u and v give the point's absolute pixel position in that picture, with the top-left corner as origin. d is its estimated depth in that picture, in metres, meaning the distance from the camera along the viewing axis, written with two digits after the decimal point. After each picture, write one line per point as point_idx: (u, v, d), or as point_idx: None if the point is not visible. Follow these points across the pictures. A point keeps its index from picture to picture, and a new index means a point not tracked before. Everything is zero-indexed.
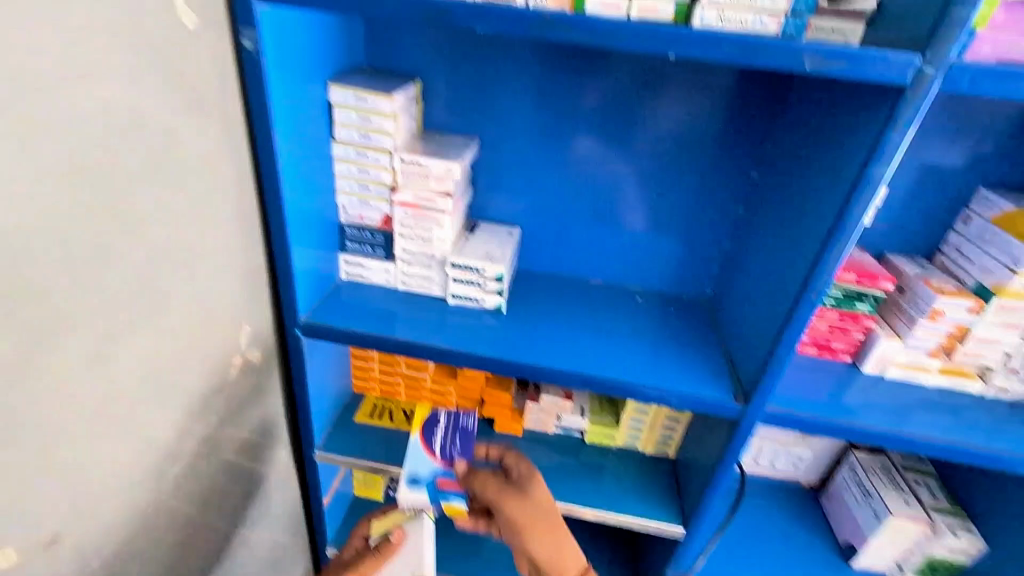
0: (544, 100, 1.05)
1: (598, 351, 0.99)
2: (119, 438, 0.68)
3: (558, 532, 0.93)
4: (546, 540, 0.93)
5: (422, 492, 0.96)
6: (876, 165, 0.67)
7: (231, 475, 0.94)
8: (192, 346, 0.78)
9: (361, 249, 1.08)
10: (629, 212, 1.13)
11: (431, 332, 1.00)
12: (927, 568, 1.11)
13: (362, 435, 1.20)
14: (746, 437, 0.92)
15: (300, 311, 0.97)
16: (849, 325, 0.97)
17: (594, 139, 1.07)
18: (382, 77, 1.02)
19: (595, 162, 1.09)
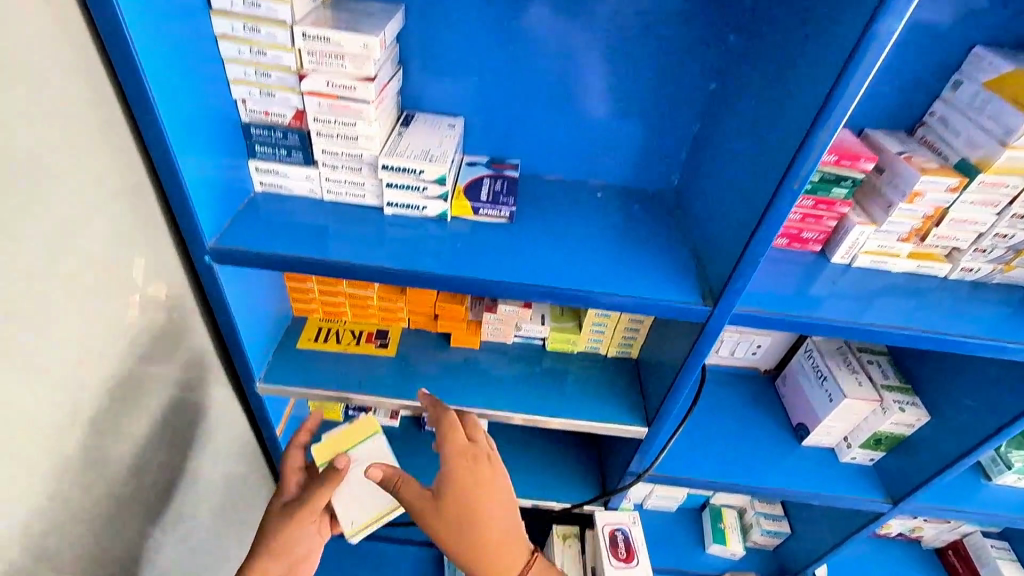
0: None
1: (558, 256, 0.90)
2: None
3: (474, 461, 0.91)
4: (489, 514, 0.89)
5: (477, 167, 1.02)
6: (884, 20, 0.55)
7: (154, 422, 0.84)
8: (60, 290, 0.63)
9: (274, 153, 0.91)
10: (587, 94, 0.98)
11: (368, 248, 0.88)
12: (873, 441, 1.16)
13: (308, 360, 1.11)
14: (713, 339, 0.87)
15: (205, 234, 0.82)
16: (822, 212, 0.90)
17: (544, 3, 0.89)
18: None
19: (546, 32, 0.92)
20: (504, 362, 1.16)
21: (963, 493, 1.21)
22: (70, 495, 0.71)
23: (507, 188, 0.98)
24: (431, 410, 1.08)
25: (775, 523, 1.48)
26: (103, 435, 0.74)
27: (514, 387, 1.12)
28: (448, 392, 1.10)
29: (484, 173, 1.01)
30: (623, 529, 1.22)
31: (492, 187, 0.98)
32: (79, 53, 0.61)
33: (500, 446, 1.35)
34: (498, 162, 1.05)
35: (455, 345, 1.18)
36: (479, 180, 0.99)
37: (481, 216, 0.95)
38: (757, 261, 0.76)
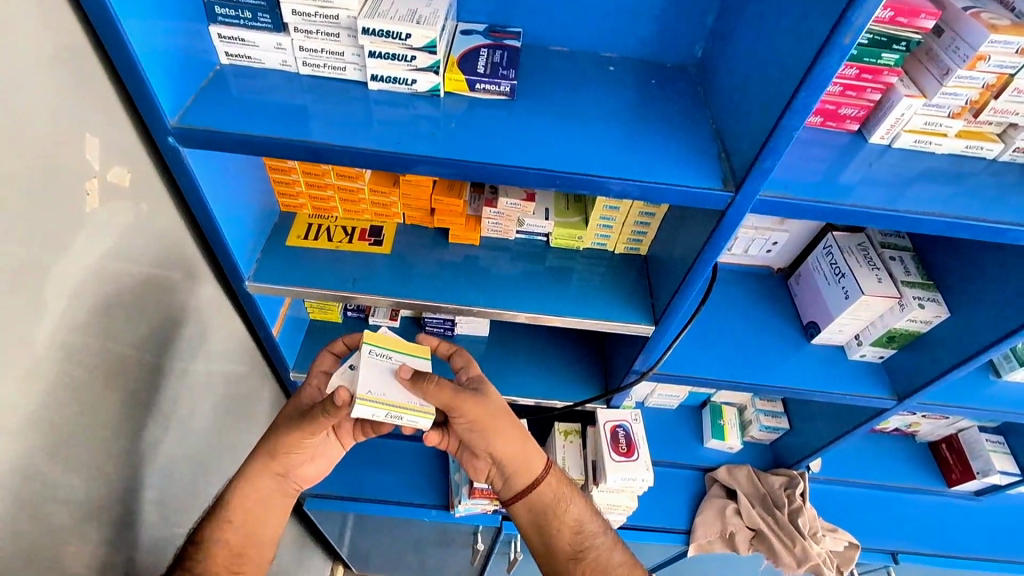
0: None
1: (563, 138, 0.81)
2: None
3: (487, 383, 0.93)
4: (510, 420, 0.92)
5: (473, 36, 0.90)
6: None
7: (133, 323, 0.81)
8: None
9: (237, 17, 0.79)
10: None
11: (351, 130, 0.79)
12: (885, 339, 1.13)
13: (300, 258, 1.06)
14: (731, 230, 0.80)
15: (165, 111, 0.72)
16: (865, 84, 0.79)
17: None
18: None
19: None
20: (506, 260, 1.11)
21: (969, 390, 1.19)
22: (51, 393, 0.68)
23: (507, 60, 0.87)
24: (431, 309, 1.04)
25: (774, 420, 1.50)
26: (77, 335, 0.71)
27: (517, 285, 1.08)
28: (448, 291, 1.06)
29: (481, 43, 0.89)
30: (625, 425, 1.23)
31: (490, 59, 0.86)
32: None
33: (502, 346, 1.33)
34: (496, 30, 0.92)
35: (455, 243, 1.12)
36: (478, 52, 0.87)
37: (477, 92, 0.84)
38: (791, 138, 0.67)
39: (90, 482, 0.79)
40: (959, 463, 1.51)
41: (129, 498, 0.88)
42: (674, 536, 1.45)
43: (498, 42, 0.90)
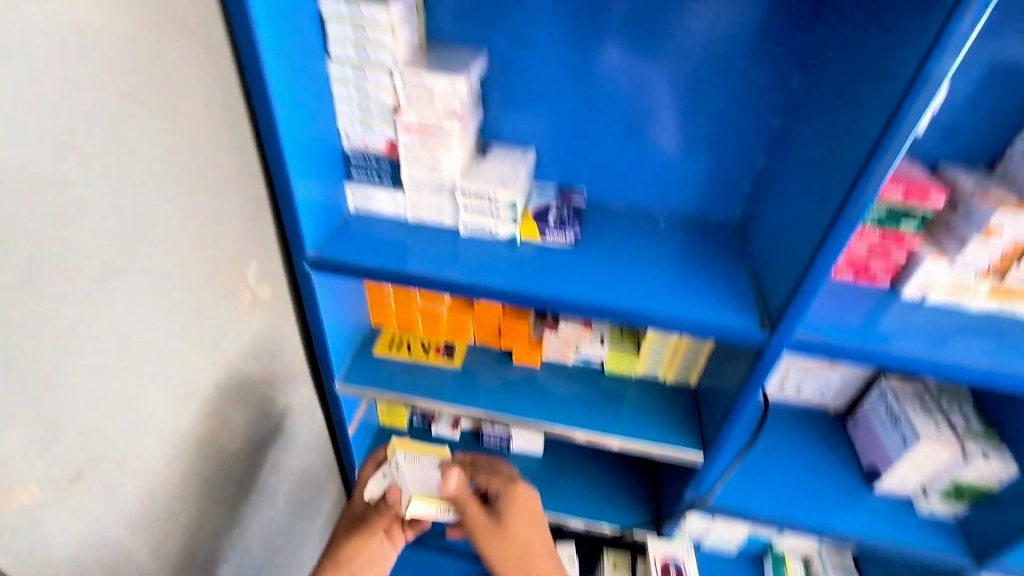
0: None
1: (619, 279, 0.95)
2: (110, 380, 0.66)
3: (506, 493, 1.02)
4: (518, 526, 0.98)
5: (547, 193, 1.09)
6: (937, 61, 0.56)
7: (247, 410, 0.95)
8: (187, 285, 0.75)
9: (369, 179, 1.02)
10: (658, 131, 1.03)
11: (442, 264, 0.97)
12: (953, 492, 1.10)
13: (383, 367, 1.21)
14: (771, 366, 0.87)
15: (307, 244, 0.93)
16: (890, 246, 0.89)
17: (612, 44, 0.95)
18: None
19: (615, 72, 0.98)
20: (563, 380, 1.21)
21: None
22: (178, 463, 0.81)
23: (574, 214, 1.05)
24: (492, 419, 1.15)
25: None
26: (205, 416, 0.85)
27: (571, 405, 1.16)
28: (508, 404, 1.16)
29: (553, 199, 1.08)
30: (677, 560, 1.21)
31: (560, 213, 1.04)
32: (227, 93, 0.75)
33: (555, 466, 1.38)
34: (569, 190, 1.11)
35: (517, 363, 1.24)
36: (550, 208, 1.05)
37: (547, 240, 1.02)
38: (817, 290, 0.75)
39: (184, 551, 0.88)
40: None
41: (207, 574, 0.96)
42: None
43: (568, 199, 1.09)
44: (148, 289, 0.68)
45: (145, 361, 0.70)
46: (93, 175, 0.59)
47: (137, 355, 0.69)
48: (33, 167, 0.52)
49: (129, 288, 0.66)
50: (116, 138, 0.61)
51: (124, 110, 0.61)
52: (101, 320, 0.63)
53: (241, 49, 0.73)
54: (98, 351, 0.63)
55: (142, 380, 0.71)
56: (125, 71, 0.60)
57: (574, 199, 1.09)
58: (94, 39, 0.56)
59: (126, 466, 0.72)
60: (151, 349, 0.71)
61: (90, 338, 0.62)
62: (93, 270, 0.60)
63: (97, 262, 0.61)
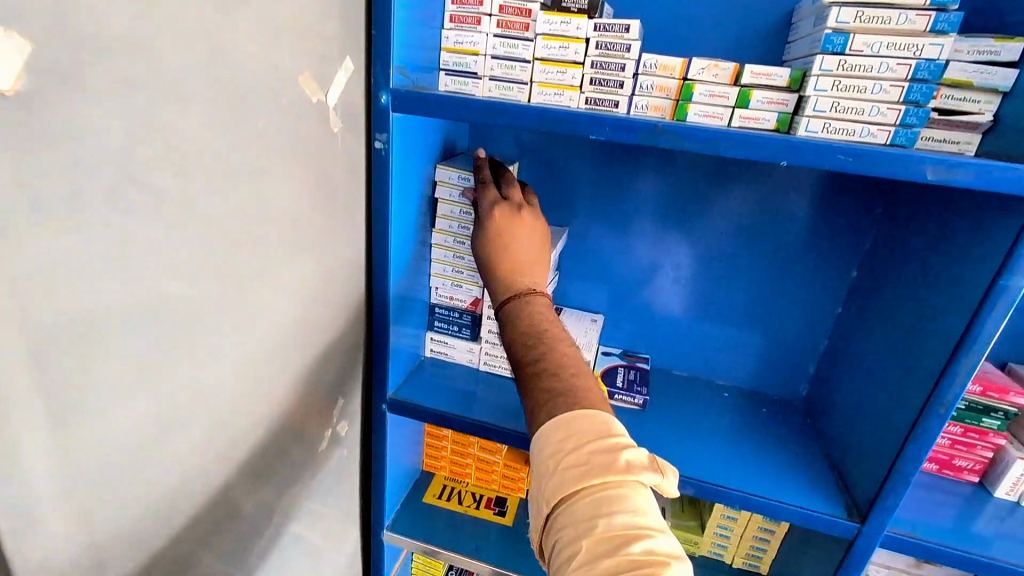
0: (635, 188, 1.06)
1: (690, 450, 0.94)
2: (203, 509, 0.66)
3: (514, 224, 0.82)
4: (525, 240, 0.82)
5: (613, 356, 1.13)
6: (1011, 277, 0.61)
7: (302, 552, 0.92)
8: (285, 417, 0.78)
9: (449, 329, 1.09)
10: (678, 293, 1.11)
11: (513, 417, 0.99)
12: None
13: (431, 517, 1.17)
14: (860, 564, 0.81)
15: (389, 386, 0.98)
16: (974, 441, 0.87)
17: (675, 229, 1.07)
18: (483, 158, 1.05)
19: (678, 250, 1.08)
20: None
21: None
22: None
23: (641, 377, 1.07)
24: None
25: None
26: (267, 556, 0.82)
27: None
28: None
29: (618, 362, 1.11)
30: None
31: (626, 377, 1.07)
32: (355, 251, 0.85)
33: None
34: (632, 354, 1.15)
35: None
36: (618, 370, 1.08)
37: (615, 399, 1.03)
38: (907, 482, 0.73)
39: None
40: None
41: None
42: None
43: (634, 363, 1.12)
44: (257, 421, 0.72)
45: (233, 490, 0.71)
46: (250, 318, 0.66)
47: (231, 485, 0.70)
48: (213, 307, 0.60)
49: (244, 420, 0.70)
50: (272, 285, 0.69)
51: (285, 262, 0.70)
52: (215, 450, 0.66)
53: (376, 222, 0.85)
54: (204, 481, 0.65)
55: (227, 513, 0.71)
56: (294, 231, 0.71)
57: (640, 363, 1.12)
58: (282, 207, 0.67)
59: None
60: (240, 480, 0.72)
61: (203, 468, 0.64)
62: (224, 402, 0.65)
63: (230, 396, 0.66)
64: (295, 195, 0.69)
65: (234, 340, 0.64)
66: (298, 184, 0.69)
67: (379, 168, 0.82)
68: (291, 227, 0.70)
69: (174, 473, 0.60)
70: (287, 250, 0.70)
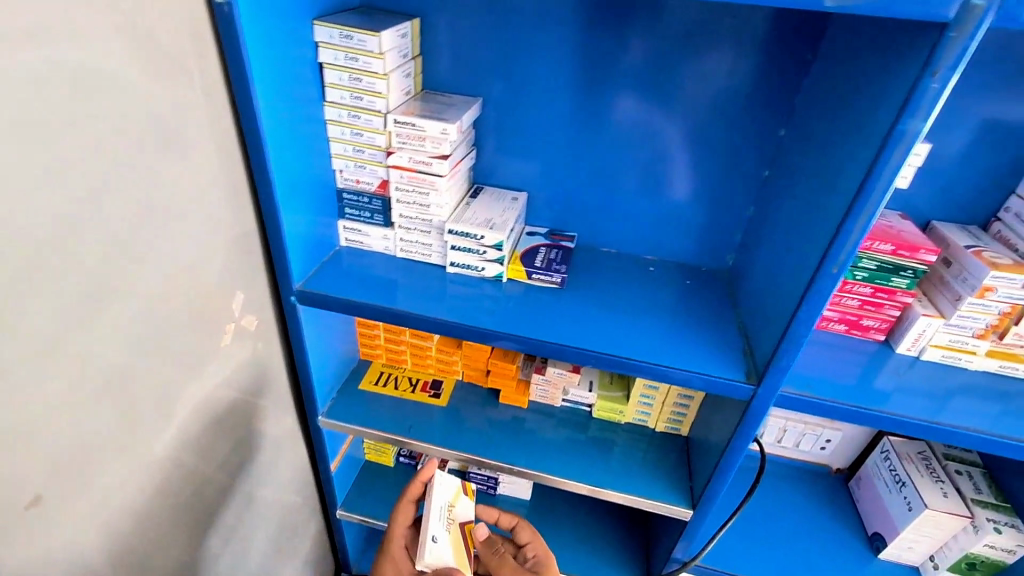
0: (589, 49, 0.94)
1: (605, 325, 0.93)
2: (82, 405, 0.64)
3: None
4: None
5: (537, 237, 1.09)
6: (909, 120, 0.55)
7: (229, 444, 0.93)
8: (169, 311, 0.74)
9: (360, 215, 1.03)
10: (668, 180, 1.03)
11: (429, 302, 0.97)
12: (965, 566, 1.01)
13: (367, 401, 1.20)
14: (757, 422, 0.84)
15: (294, 277, 0.94)
16: (882, 300, 0.87)
17: (629, 97, 0.97)
18: (376, 16, 0.92)
19: (639, 124, 0.98)
20: (549, 424, 1.18)
21: None
22: (152, 494, 0.79)
23: (563, 256, 1.04)
24: (475, 462, 1.12)
25: None
26: (184, 447, 0.83)
27: (556, 450, 1.13)
28: (495, 449, 1.13)
29: (541, 242, 1.08)
30: None
31: (547, 257, 1.03)
32: (222, 128, 0.76)
33: (545, 515, 1.32)
34: (558, 234, 1.11)
35: (504, 403, 1.22)
36: (540, 251, 1.05)
37: (533, 280, 1.01)
38: (800, 344, 0.73)
39: None
40: None
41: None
42: None
43: (557, 242, 1.08)
44: (130, 314, 0.67)
45: (121, 385, 0.69)
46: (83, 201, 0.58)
47: (113, 380, 0.67)
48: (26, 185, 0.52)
49: (112, 318, 0.65)
50: (108, 163, 0.60)
51: (123, 137, 0.62)
52: (79, 351, 0.62)
53: (238, 95, 0.75)
54: (73, 384, 0.62)
55: (119, 410, 0.69)
56: (126, 99, 0.61)
57: (563, 243, 1.08)
58: (100, 68, 0.57)
59: (96, 504, 0.69)
60: (126, 375, 0.69)
61: (67, 370, 0.61)
62: (76, 301, 0.60)
63: (84, 297, 0.61)
64: (114, 59, 0.59)
65: (70, 236, 0.58)
66: (116, 43, 0.58)
67: (225, 27, 0.70)
68: (118, 95, 0.60)
69: (31, 372, 0.57)
70: (119, 121, 0.61)
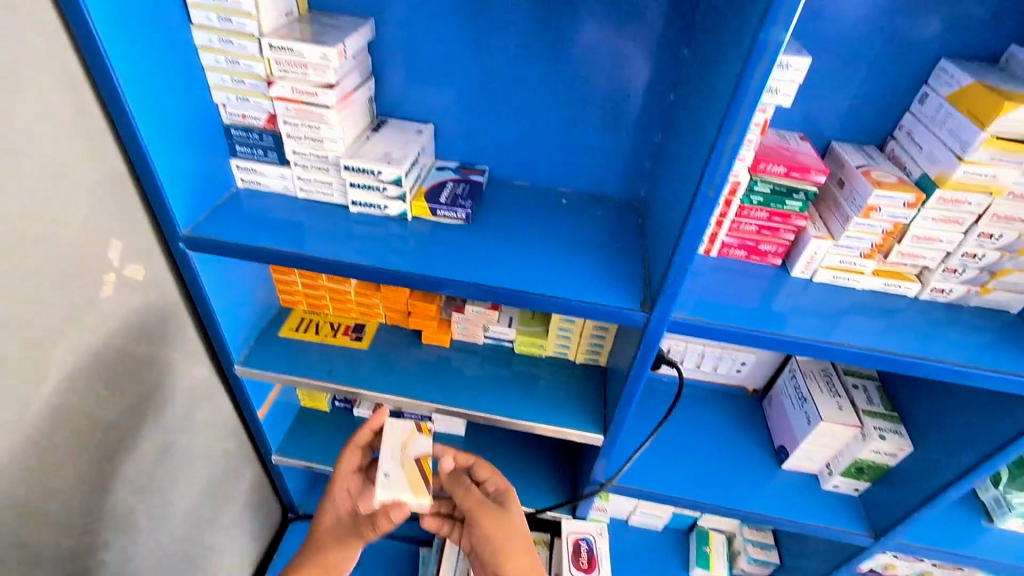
0: None
1: (509, 260, 0.92)
2: None
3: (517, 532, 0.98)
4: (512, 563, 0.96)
5: (447, 172, 1.06)
6: (772, 29, 0.53)
7: (130, 399, 0.91)
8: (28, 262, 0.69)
9: (253, 153, 0.97)
10: (578, 106, 0.99)
11: (329, 244, 0.93)
12: (854, 470, 1.10)
13: (286, 348, 1.18)
14: (654, 348, 0.86)
15: (179, 221, 0.89)
16: (778, 225, 0.88)
17: (588, 20, 0.90)
18: None
19: (598, 55, 0.93)
20: (472, 361, 1.19)
21: (961, 535, 1.12)
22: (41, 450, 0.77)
23: (472, 191, 1.01)
24: (398, 402, 1.12)
25: (763, 552, 1.42)
26: (74, 402, 0.80)
27: (478, 385, 1.15)
28: (418, 388, 1.14)
29: (449, 178, 1.04)
30: (588, 539, 1.20)
31: (454, 192, 1.00)
32: (62, 56, 0.68)
33: (478, 448, 1.36)
34: (468, 168, 1.07)
35: (428, 343, 1.22)
36: (447, 187, 1.02)
37: (439, 217, 0.98)
38: (687, 270, 0.74)
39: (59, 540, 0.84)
40: None
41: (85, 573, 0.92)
42: None
43: (466, 177, 1.05)
44: None
45: None
46: None
47: None
48: None
49: None
50: None
51: None
52: None
53: (70, 17, 0.67)
54: None
55: None
56: None
57: (472, 178, 1.05)
58: None
59: None
60: None
61: None
62: None
63: None
64: None
65: None
66: None
67: None
68: None
69: None
70: None
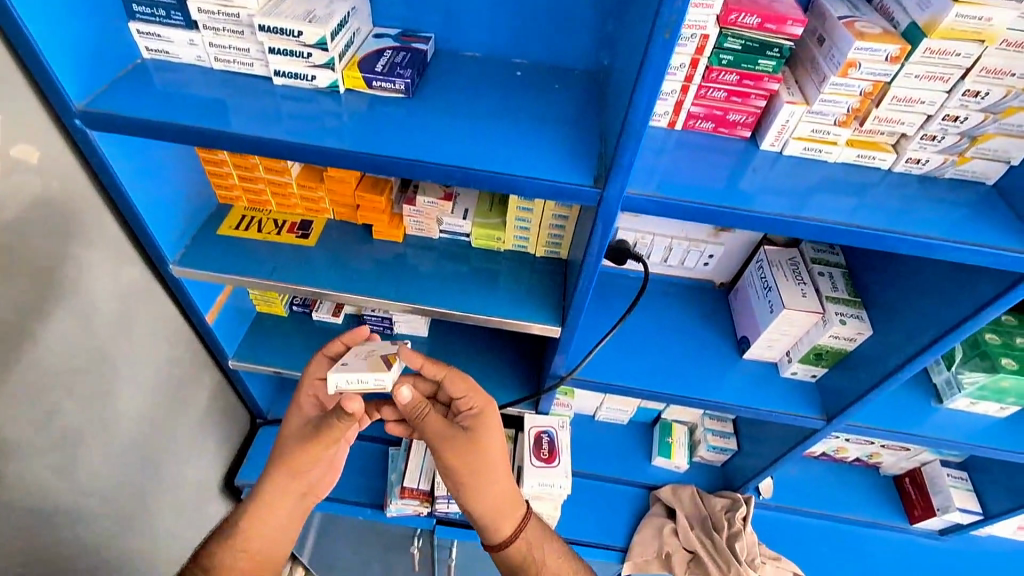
0: None
1: (452, 135, 0.83)
2: None
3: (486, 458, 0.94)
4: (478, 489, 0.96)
5: (385, 39, 0.93)
6: None
7: (39, 297, 0.84)
8: None
9: (153, 14, 0.84)
10: None
11: (249, 119, 0.83)
12: (813, 356, 1.09)
13: (226, 246, 1.10)
14: (609, 229, 0.80)
15: (69, 93, 0.77)
16: (748, 89, 0.79)
17: None
18: None
19: None
20: (428, 257, 1.13)
21: (911, 416, 1.15)
22: None
23: (413, 60, 0.90)
24: (349, 300, 1.07)
25: (722, 440, 1.47)
26: None
27: (434, 281, 1.10)
28: (370, 286, 1.08)
29: (387, 46, 0.92)
30: (550, 432, 1.22)
31: (392, 61, 0.89)
32: None
33: (441, 348, 1.34)
34: (410, 36, 0.95)
35: (379, 239, 1.15)
36: (385, 55, 0.90)
37: (376, 90, 0.88)
38: (641, 134, 0.67)
39: None
40: (921, 499, 1.49)
41: (25, 472, 0.90)
42: (610, 553, 1.41)
43: (407, 45, 0.93)
44: None
45: None
46: None
47: None
48: None
49: None
50: None
51: None
52: None
53: None
54: None
55: None
56: None
57: (414, 46, 0.92)
58: None
59: None
60: None
61: None
62: None
63: None
64: None
65: None
66: None
67: None
68: None
69: None
70: None
